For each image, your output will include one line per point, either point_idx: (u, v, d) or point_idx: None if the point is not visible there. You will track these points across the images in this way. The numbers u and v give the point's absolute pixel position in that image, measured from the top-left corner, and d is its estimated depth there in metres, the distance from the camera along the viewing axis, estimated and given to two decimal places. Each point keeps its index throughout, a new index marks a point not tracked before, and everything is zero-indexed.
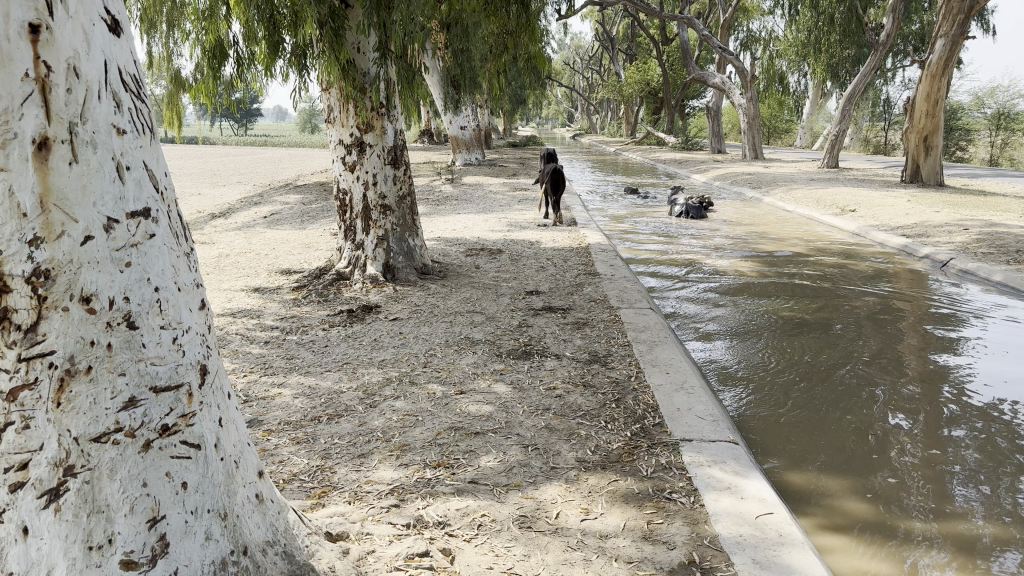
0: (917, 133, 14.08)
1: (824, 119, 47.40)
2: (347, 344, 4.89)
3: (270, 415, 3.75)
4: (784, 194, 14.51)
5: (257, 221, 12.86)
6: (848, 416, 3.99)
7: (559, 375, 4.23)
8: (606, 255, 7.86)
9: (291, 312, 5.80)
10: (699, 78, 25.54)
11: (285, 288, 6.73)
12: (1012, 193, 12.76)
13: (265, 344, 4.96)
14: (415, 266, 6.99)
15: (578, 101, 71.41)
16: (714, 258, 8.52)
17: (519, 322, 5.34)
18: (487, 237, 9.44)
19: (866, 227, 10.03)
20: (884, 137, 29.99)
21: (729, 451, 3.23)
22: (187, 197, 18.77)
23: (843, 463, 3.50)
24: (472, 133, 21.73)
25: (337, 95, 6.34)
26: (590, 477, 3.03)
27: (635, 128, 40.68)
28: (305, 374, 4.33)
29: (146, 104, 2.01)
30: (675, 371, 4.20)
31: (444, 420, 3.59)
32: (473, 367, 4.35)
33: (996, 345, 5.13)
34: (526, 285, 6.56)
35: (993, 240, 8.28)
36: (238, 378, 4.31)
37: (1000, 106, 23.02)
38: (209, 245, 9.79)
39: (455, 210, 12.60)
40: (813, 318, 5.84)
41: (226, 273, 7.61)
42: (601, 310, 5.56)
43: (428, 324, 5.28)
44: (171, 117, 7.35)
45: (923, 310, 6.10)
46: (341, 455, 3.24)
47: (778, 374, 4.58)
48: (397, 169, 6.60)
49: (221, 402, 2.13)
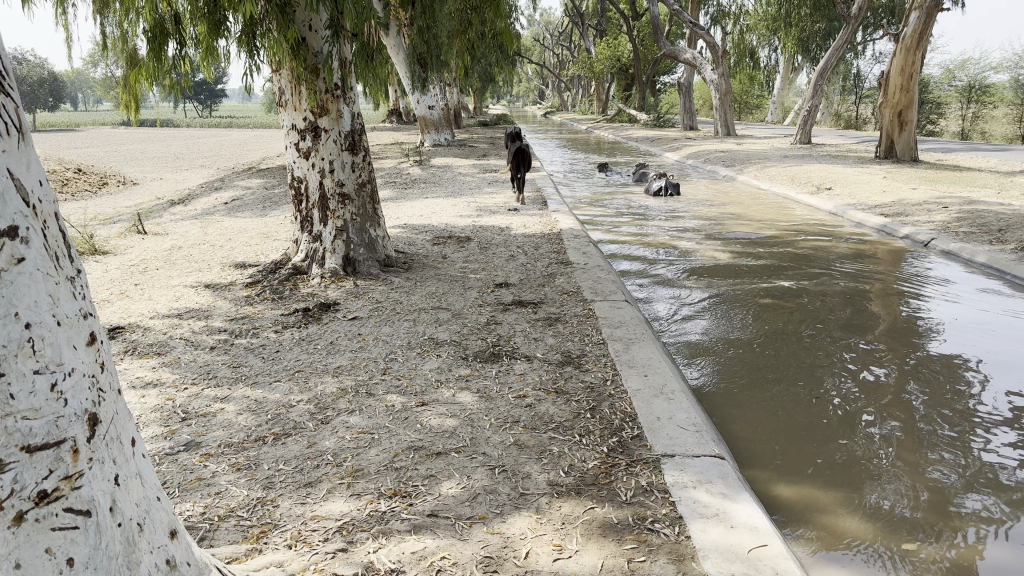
0: (891, 109, 13.91)
1: (795, 96, 47.23)
2: (301, 348, 4.55)
3: (210, 436, 3.45)
4: (757, 172, 14.29)
5: (217, 208, 12.39)
6: (838, 422, 3.73)
7: (529, 380, 3.91)
8: (578, 242, 7.54)
9: (242, 312, 5.43)
10: (670, 53, 25.18)
11: (239, 284, 6.35)
12: (987, 167, 12.62)
13: (212, 350, 4.60)
14: (377, 259, 6.63)
15: (549, 79, 70.87)
16: (690, 242, 8.27)
17: (488, 319, 5.01)
18: (455, 223, 9.08)
19: (843, 206, 9.82)
20: (855, 112, 29.88)
21: (716, 469, 2.93)
22: (148, 182, 18.19)
23: (838, 474, 3.23)
24: (441, 112, 21.24)
25: (288, 77, 5.93)
26: (563, 505, 2.72)
27: (606, 106, 40.37)
28: (251, 386, 3.98)
29: (12, 96, 1.61)
30: (654, 373, 3.90)
31: (403, 437, 3.26)
32: (436, 373, 4.01)
33: (982, 340, 4.94)
34: (496, 277, 6.23)
35: (974, 219, 8.07)
36: (179, 393, 3.96)
37: (971, 79, 22.94)
38: (162, 235, 9.34)
39: (423, 194, 12.19)
40: (795, 314, 5.58)
41: (176, 268, 7.21)
42: (573, 304, 5.26)
43: (389, 324, 4.94)
44: (127, 102, 6.84)
45: (904, 301, 5.90)
46: (285, 485, 2.93)
47: (765, 379, 4.30)
48: (355, 155, 6.22)
49: (120, 455, 1.78)
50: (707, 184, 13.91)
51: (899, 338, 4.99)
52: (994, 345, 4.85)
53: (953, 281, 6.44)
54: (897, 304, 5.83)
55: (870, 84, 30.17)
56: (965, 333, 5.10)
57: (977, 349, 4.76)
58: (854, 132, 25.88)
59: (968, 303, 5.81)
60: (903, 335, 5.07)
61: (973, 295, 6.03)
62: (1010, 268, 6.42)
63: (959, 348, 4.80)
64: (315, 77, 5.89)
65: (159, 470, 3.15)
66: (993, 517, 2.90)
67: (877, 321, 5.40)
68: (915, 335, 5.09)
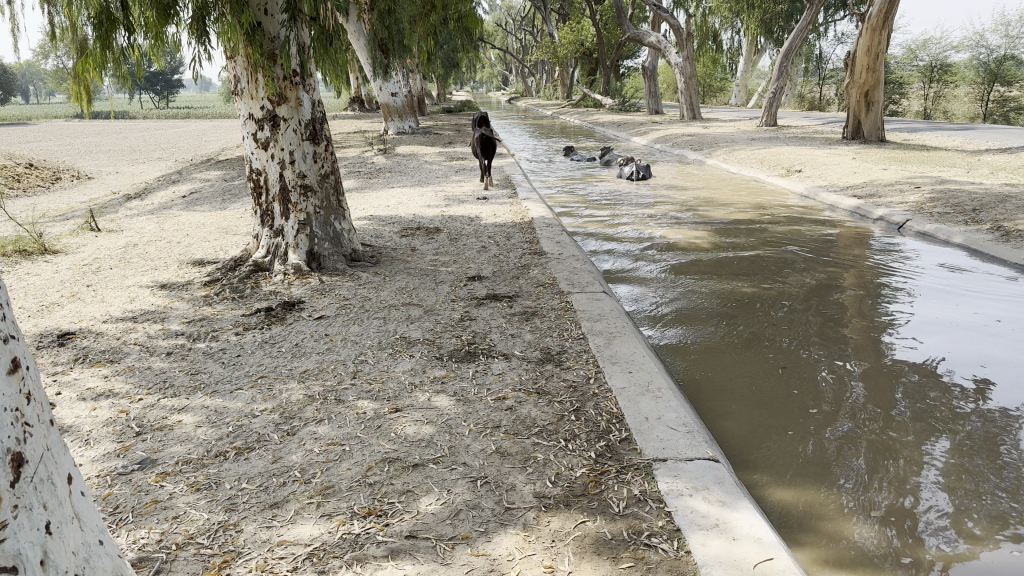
0: (858, 89, 13.87)
1: (759, 79, 47.54)
2: (264, 351, 4.30)
3: (167, 452, 3.20)
4: (726, 155, 14.23)
5: (175, 202, 12.00)
6: (831, 418, 3.58)
7: (508, 381, 3.71)
8: (551, 231, 7.34)
9: (200, 313, 5.15)
10: (634, 37, 25.06)
11: (196, 283, 6.05)
12: (952, 146, 12.73)
13: (169, 357, 4.33)
14: (343, 253, 6.37)
15: (513, 64, 70.44)
16: (664, 228, 8.12)
17: (461, 314, 4.80)
18: (423, 213, 8.83)
19: (815, 188, 9.76)
20: (818, 93, 30.14)
21: (712, 474, 2.75)
22: (104, 175, 17.63)
23: (835, 473, 3.08)
24: (404, 100, 20.85)
25: (243, 63, 5.64)
26: (552, 520, 2.52)
27: (570, 92, 40.24)
28: (210, 395, 3.73)
29: None
30: (638, 370, 3.72)
31: (377, 449, 3.04)
32: (410, 376, 3.80)
33: (957, 324, 4.90)
34: (468, 269, 6.02)
35: (947, 198, 8.04)
36: (132, 404, 3.69)
37: (933, 59, 23.08)
38: (117, 232, 8.95)
39: (389, 184, 11.89)
40: (775, 303, 5.45)
41: (131, 267, 6.88)
42: (549, 297, 5.07)
43: (357, 322, 4.70)
44: (77, 92, 6.42)
45: (880, 284, 5.87)
46: (249, 507, 2.70)
47: (750, 376, 4.15)
48: (316, 145, 5.96)
49: (52, 498, 1.54)
50: (677, 168, 13.81)
51: (878, 325, 4.92)
52: (977, 329, 4.79)
53: (930, 262, 6.39)
54: (875, 289, 5.77)
55: (832, 65, 30.34)
56: (948, 317, 5.03)
57: (961, 335, 4.70)
58: (819, 113, 26.06)
59: (947, 284, 5.77)
60: (882, 320, 5.01)
61: (951, 276, 5.98)
62: (988, 249, 6.38)
63: (944, 333, 4.73)
64: (272, 63, 5.61)
65: (111, 494, 2.89)
66: (1002, 515, 2.76)
67: (859, 307, 5.31)
68: (891, 320, 5.03)
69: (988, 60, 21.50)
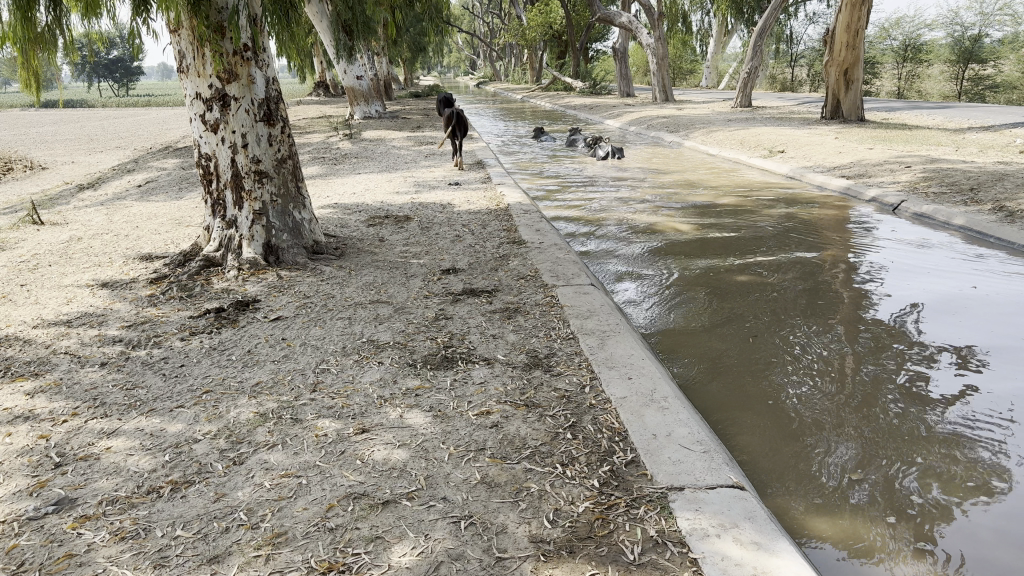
0: (837, 68, 13.54)
1: (728, 61, 47.40)
2: (212, 360, 3.79)
3: (89, 489, 2.68)
4: (703, 137, 13.85)
5: (128, 192, 11.31)
6: (856, 429, 3.18)
7: (492, 392, 3.24)
8: (530, 218, 6.88)
9: (142, 316, 4.61)
10: (605, 18, 24.55)
11: (142, 280, 5.49)
12: (934, 124, 12.48)
13: (103, 368, 3.78)
14: (304, 245, 5.84)
15: (480, 48, 69.61)
16: (647, 214, 7.70)
17: (436, 313, 4.32)
18: (392, 200, 8.30)
19: (800, 169, 9.41)
20: (790, 74, 30.05)
21: (739, 506, 2.31)
22: (58, 165, 16.80)
23: (877, 501, 2.66)
24: (370, 83, 20.18)
25: (189, 37, 5.11)
26: (554, 573, 2.05)
27: (541, 75, 39.83)
28: (146, 416, 3.21)
29: None
30: (638, 376, 3.27)
31: (339, 482, 2.56)
32: (380, 388, 3.31)
33: (962, 312, 4.55)
34: (442, 261, 5.54)
35: (941, 178, 7.68)
36: (55, 428, 3.16)
37: (906, 38, 22.91)
38: (61, 226, 8.30)
39: (355, 169, 11.34)
40: (773, 294, 5.04)
41: (72, 263, 6.28)
42: (532, 291, 4.62)
43: (319, 324, 4.21)
44: (27, 79, 5.69)
45: (873, 270, 5.48)
46: (182, 561, 2.20)
47: (758, 381, 3.73)
48: (272, 127, 5.45)
49: None
50: (654, 150, 13.41)
51: (880, 318, 4.52)
52: (976, 316, 4.48)
53: (923, 244, 6.08)
54: (862, 272, 5.45)
55: (803, 46, 30.13)
56: (947, 303, 4.72)
57: (962, 323, 4.38)
58: (792, 93, 25.87)
59: (943, 268, 5.42)
60: (883, 312, 4.62)
61: (944, 258, 5.67)
62: (992, 230, 6.01)
63: (942, 322, 4.41)
64: (221, 36, 5.07)
65: (16, 546, 2.36)
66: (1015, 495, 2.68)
67: (856, 294, 4.96)
68: (893, 309, 4.65)
69: (962, 37, 21.43)
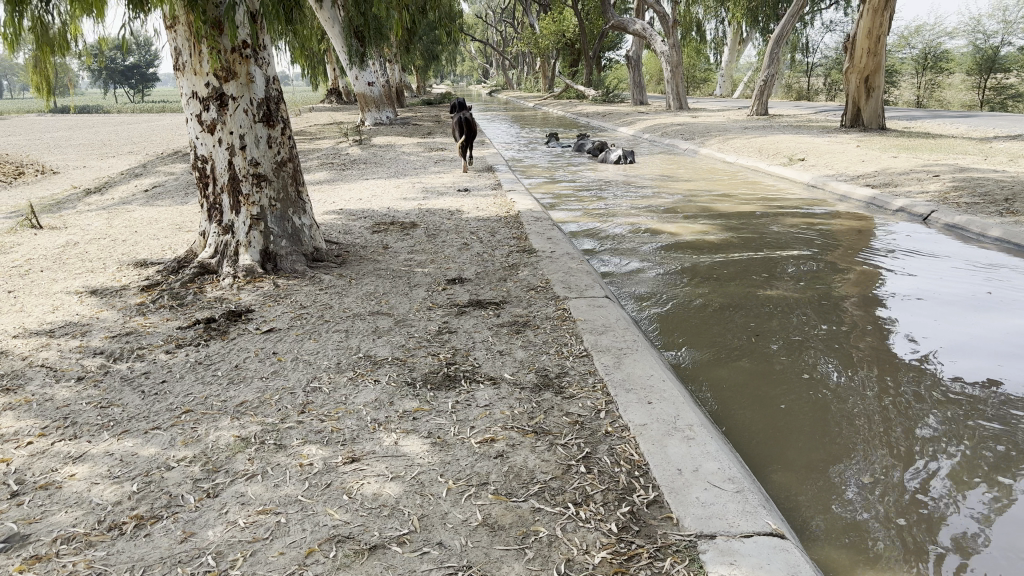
0: (858, 75, 13.21)
1: (742, 69, 47.16)
2: (196, 376, 3.50)
3: (46, 524, 2.38)
4: (719, 144, 13.54)
5: (134, 197, 11.09)
6: (904, 463, 2.86)
7: (499, 417, 2.93)
8: (541, 225, 6.58)
9: (129, 326, 4.33)
10: (619, 25, 24.28)
11: (132, 287, 5.21)
12: (958, 133, 12.13)
13: (79, 383, 3.49)
14: (303, 252, 5.56)
15: (493, 57, 69.56)
16: (663, 222, 7.39)
17: (439, 326, 4.03)
18: (398, 206, 8.02)
19: (822, 178, 9.09)
20: (806, 83, 29.68)
21: (781, 559, 2.00)
22: (68, 169, 16.65)
23: (936, 552, 2.33)
24: (381, 89, 19.96)
25: (185, 33, 4.85)
26: None
27: (553, 83, 39.66)
28: (119, 438, 2.93)
29: None
30: (660, 400, 2.95)
31: (323, 521, 2.26)
32: (374, 410, 3.02)
33: (1003, 332, 4.22)
34: (447, 270, 5.25)
35: (973, 187, 7.35)
36: (18, 450, 2.87)
37: (926, 46, 22.56)
38: (59, 230, 8.06)
39: (363, 175, 11.09)
40: (798, 310, 4.72)
41: (65, 269, 6.03)
42: (543, 303, 4.32)
43: (314, 337, 3.92)
44: (38, 82, 5.42)
45: (901, 286, 5.13)
46: None
47: (788, 408, 3.40)
48: (271, 128, 5.18)
49: None
50: (668, 158, 13.11)
51: (910, 338, 4.19)
52: (1000, 333, 4.20)
53: (951, 257, 5.77)
54: (884, 286, 5.15)
55: (819, 56, 29.75)
56: (974, 321, 4.43)
57: (983, 339, 4.12)
58: (808, 102, 25.50)
59: (977, 286, 5.07)
60: (913, 331, 4.28)
61: (974, 273, 5.36)
62: None
63: (973, 341, 4.11)
64: (218, 32, 4.80)
65: None
66: None
67: (879, 310, 4.67)
68: (927, 329, 4.31)
69: (983, 45, 21.03)
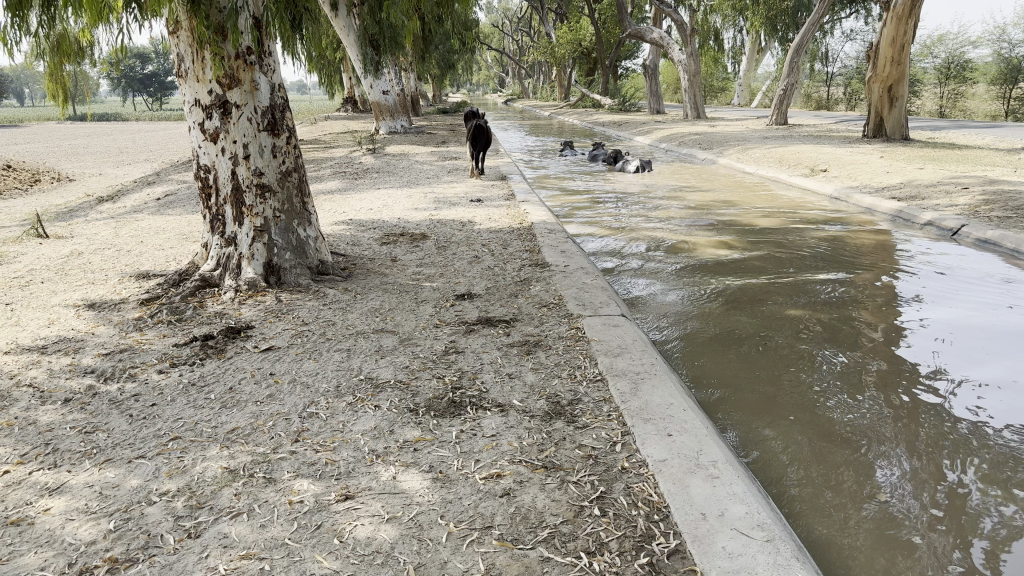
0: (881, 84, 12.94)
1: (760, 79, 46.82)
2: (188, 399, 3.31)
3: (12, 566, 2.19)
4: (738, 154, 13.30)
5: (144, 206, 10.97)
6: (948, 508, 2.62)
7: (506, 449, 2.72)
8: (554, 238, 6.38)
9: (123, 343, 4.16)
10: (636, 33, 24.09)
11: (132, 301, 5.05)
12: (985, 144, 11.81)
13: (65, 406, 3.31)
14: (308, 265, 5.39)
15: (509, 65, 69.54)
16: (680, 235, 7.17)
17: (446, 346, 3.82)
18: (409, 217, 7.85)
19: (845, 190, 8.84)
20: (825, 92, 29.32)
21: None
22: (84, 177, 16.63)
23: None
24: (396, 98, 19.78)
25: (187, 39, 4.69)
26: None
27: (569, 91, 39.51)
28: (100, 468, 2.74)
29: None
30: (680, 433, 2.73)
31: (310, 570, 2.05)
32: (374, 440, 2.81)
33: None
34: (457, 285, 5.05)
35: (1004, 201, 7.08)
36: None
37: (950, 55, 22.17)
38: (65, 239, 7.93)
39: (376, 184, 10.93)
40: (822, 333, 4.48)
41: (66, 280, 5.88)
42: (555, 322, 4.11)
43: (314, 357, 3.72)
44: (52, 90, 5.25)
45: (929, 307, 4.89)
46: None
47: (817, 440, 3.16)
48: (276, 137, 5.01)
49: None
50: (685, 168, 12.88)
51: (942, 363, 3.95)
52: None
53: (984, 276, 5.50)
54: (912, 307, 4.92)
55: (839, 64, 29.40)
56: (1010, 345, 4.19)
57: (1017, 365, 3.88)
58: (828, 112, 25.20)
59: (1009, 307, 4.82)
60: (944, 356, 4.05)
61: (1007, 293, 5.11)
62: None
63: (1009, 367, 3.87)
64: (221, 38, 4.64)
65: None
66: None
67: (908, 333, 4.43)
68: (959, 354, 4.08)
69: (1009, 55, 20.64)
